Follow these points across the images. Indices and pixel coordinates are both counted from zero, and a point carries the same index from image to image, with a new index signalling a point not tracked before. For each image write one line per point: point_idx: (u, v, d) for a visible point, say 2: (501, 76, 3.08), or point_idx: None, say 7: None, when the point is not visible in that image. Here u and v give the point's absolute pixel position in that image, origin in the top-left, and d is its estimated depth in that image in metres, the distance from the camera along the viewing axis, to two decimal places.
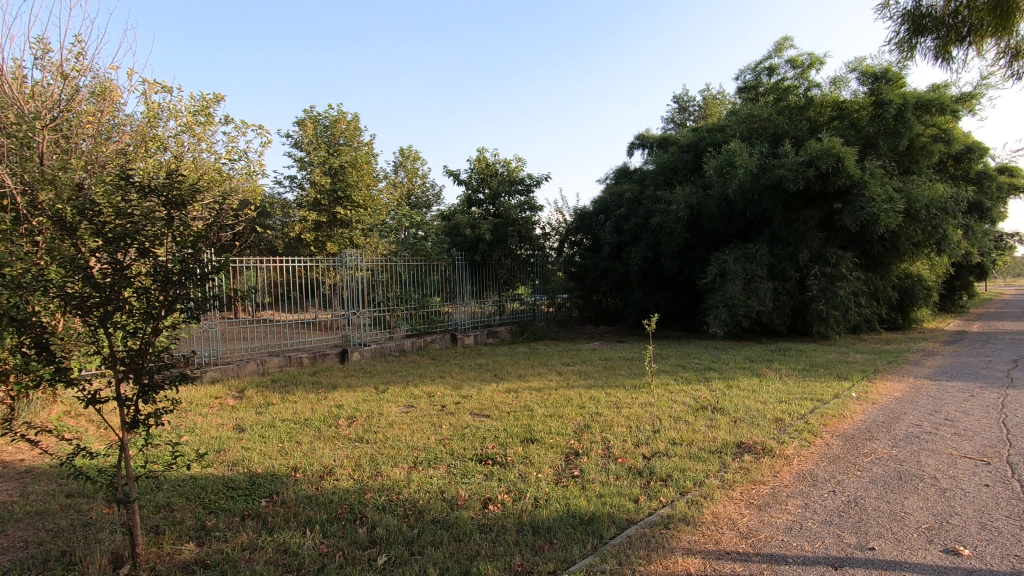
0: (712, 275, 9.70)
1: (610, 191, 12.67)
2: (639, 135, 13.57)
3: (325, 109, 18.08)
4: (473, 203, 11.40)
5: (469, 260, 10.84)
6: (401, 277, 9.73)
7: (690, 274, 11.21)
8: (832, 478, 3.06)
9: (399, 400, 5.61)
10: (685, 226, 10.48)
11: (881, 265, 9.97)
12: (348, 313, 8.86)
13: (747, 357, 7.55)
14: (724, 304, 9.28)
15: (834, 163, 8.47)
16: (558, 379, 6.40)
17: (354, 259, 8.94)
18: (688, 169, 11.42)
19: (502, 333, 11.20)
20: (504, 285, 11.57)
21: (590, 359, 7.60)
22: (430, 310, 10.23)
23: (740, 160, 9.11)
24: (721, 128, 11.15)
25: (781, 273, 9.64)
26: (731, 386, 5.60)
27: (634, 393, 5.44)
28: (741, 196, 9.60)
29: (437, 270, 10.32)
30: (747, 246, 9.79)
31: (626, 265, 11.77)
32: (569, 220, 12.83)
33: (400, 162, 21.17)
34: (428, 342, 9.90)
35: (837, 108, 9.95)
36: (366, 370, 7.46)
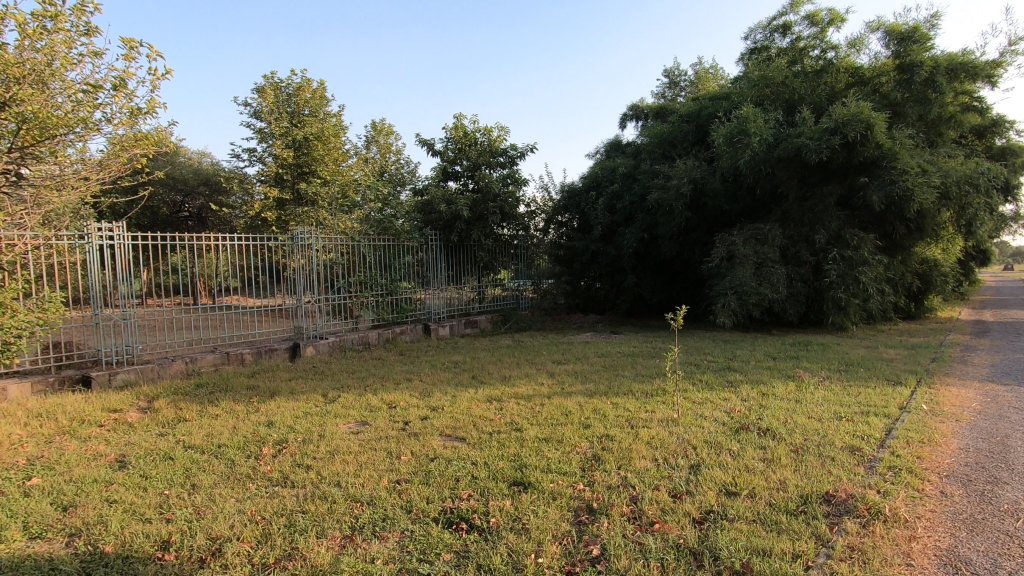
0: (719, 259, 8.65)
1: (601, 166, 11.50)
2: (633, 106, 12.41)
3: (288, 76, 16.55)
4: (449, 176, 10.11)
5: (445, 241, 9.57)
6: (366, 259, 8.43)
7: (690, 257, 10.17)
8: (998, 567, 1.97)
9: (350, 414, 4.39)
10: (688, 204, 9.39)
11: (901, 248, 9.02)
12: (301, 300, 7.53)
13: (767, 354, 6.48)
14: (733, 291, 8.24)
15: (863, 131, 7.39)
16: (552, 383, 5.26)
17: (309, 236, 7.59)
18: (689, 141, 10.30)
19: (481, 323, 9.99)
20: (484, 269, 10.36)
21: (585, 357, 6.48)
22: (399, 298, 8.95)
23: (754, 128, 8.00)
24: (725, 96, 10.03)
25: (794, 257, 8.64)
26: (767, 395, 4.50)
27: (650, 405, 4.31)
28: (752, 170, 8.51)
29: (407, 252, 9.04)
30: (757, 226, 8.75)
31: (619, 247, 10.68)
32: (556, 198, 11.63)
33: (373, 136, 19.69)
34: (399, 334, 8.61)
35: (857, 73, 8.91)
36: (319, 371, 6.20)
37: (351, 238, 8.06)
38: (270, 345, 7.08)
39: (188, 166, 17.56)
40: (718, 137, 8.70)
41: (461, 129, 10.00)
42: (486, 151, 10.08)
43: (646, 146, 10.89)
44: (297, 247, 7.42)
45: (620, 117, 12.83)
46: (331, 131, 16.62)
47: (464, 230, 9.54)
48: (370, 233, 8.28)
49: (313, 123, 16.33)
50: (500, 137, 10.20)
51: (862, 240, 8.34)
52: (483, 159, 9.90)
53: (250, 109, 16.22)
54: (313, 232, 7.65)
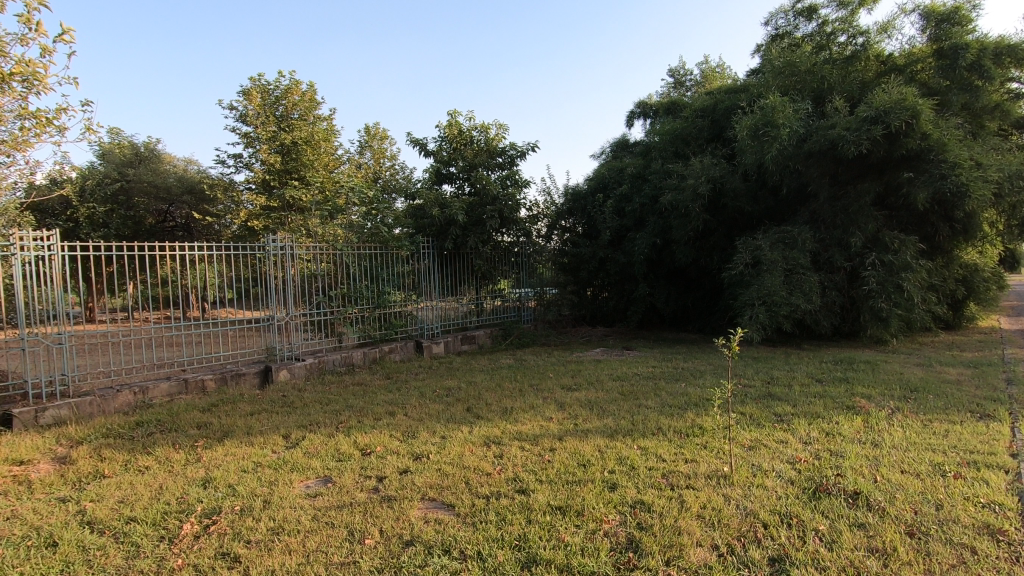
0: (743, 265, 7.79)
1: (608, 166, 10.69)
2: (640, 103, 11.60)
3: (276, 78, 15.77)
4: (443, 178, 9.27)
5: (439, 248, 8.70)
6: (351, 270, 7.56)
7: (707, 264, 9.32)
8: None
9: (311, 466, 3.50)
10: (705, 205, 8.57)
11: (943, 252, 8.16)
12: (274, 316, 6.65)
13: (810, 376, 5.60)
14: (761, 301, 7.35)
15: (908, 120, 6.54)
16: (563, 418, 4.36)
17: (283, 245, 6.74)
18: (704, 139, 9.48)
19: (480, 339, 9.10)
20: (482, 279, 9.49)
21: (599, 382, 5.59)
22: (387, 312, 8.06)
23: (783, 119, 7.14)
24: (743, 88, 9.22)
25: (827, 263, 7.78)
26: (834, 435, 3.62)
27: (689, 453, 3.43)
28: (778, 166, 7.66)
29: (397, 261, 8.17)
30: (784, 229, 7.90)
31: (629, 253, 9.84)
32: (559, 201, 10.79)
33: (366, 141, 18.83)
34: (388, 353, 7.72)
35: (890, 60, 8.08)
36: (290, 401, 5.31)
37: (333, 246, 7.20)
38: (237, 370, 6.19)
39: (171, 173, 16.72)
40: (739, 131, 7.87)
41: (456, 126, 9.15)
42: (484, 150, 9.24)
43: (655, 144, 10.09)
44: (271, 257, 6.57)
45: (627, 115, 12.03)
46: (321, 136, 15.82)
47: (460, 236, 8.69)
48: (354, 241, 7.42)
49: (302, 128, 15.53)
50: (499, 135, 9.37)
51: (903, 242, 7.48)
52: (480, 159, 9.07)
53: (235, 113, 15.40)
54: (288, 240, 6.80)
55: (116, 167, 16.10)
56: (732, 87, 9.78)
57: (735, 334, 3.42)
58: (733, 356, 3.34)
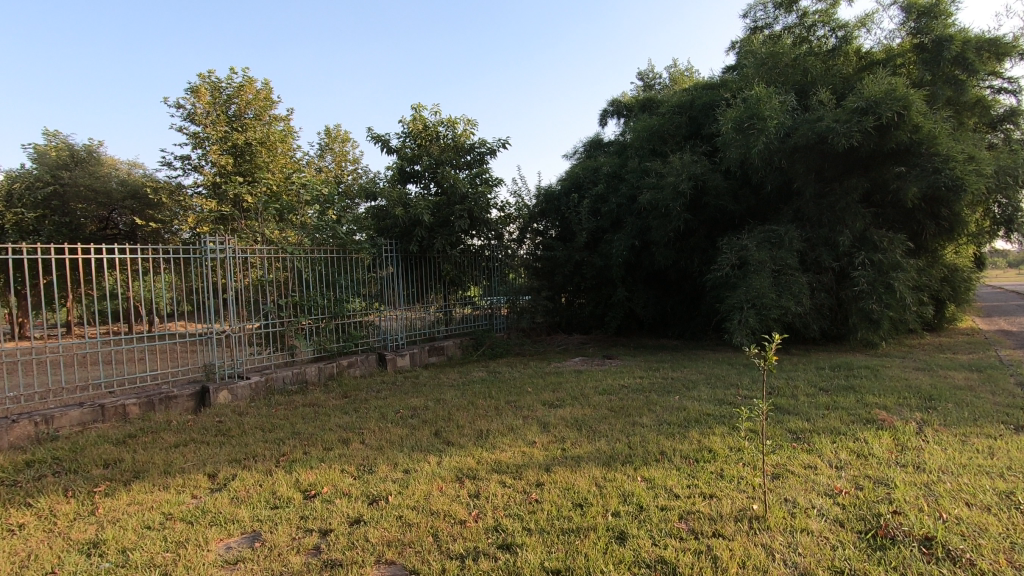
0: (730, 266, 7.34)
1: (582, 166, 10.20)
2: (614, 101, 11.19)
3: (228, 75, 14.78)
4: (408, 176, 8.58)
5: (403, 252, 7.98)
6: (304, 277, 6.76)
7: (688, 266, 8.90)
8: None
9: (237, 517, 2.77)
10: (687, 204, 8.15)
11: (927, 252, 7.92)
12: (213, 329, 5.80)
13: (812, 384, 5.14)
14: (750, 305, 6.90)
15: (899, 110, 6.22)
16: (548, 442, 3.74)
17: (222, 246, 5.91)
18: (683, 136, 9.09)
19: (449, 350, 8.39)
20: (451, 285, 8.80)
21: (585, 396, 4.99)
22: (345, 322, 7.26)
23: (769, 111, 6.75)
24: (722, 83, 8.86)
25: (815, 263, 7.42)
26: (868, 458, 3.10)
27: (705, 484, 2.84)
28: (763, 162, 7.26)
29: (356, 266, 7.41)
30: (770, 228, 7.50)
31: (607, 256, 9.34)
32: (532, 203, 10.22)
33: (327, 143, 17.88)
34: (347, 369, 6.93)
35: (872, 55, 7.83)
36: (225, 428, 4.51)
37: (284, 249, 6.40)
38: (167, 392, 5.30)
39: (111, 176, 15.46)
40: (722, 125, 7.48)
41: (420, 120, 8.50)
42: (450, 146, 8.60)
43: (631, 142, 9.67)
44: (208, 261, 5.74)
45: (599, 114, 11.60)
46: (276, 137, 14.90)
47: (426, 238, 7.99)
48: (307, 242, 6.64)
49: (256, 129, 14.60)
50: (467, 130, 8.75)
51: (891, 241, 7.18)
52: (447, 155, 8.42)
53: (183, 111, 14.33)
54: (229, 242, 5.99)
55: (48, 169, 14.80)
56: (709, 84, 9.45)
57: (772, 341, 2.88)
58: (768, 367, 2.81)
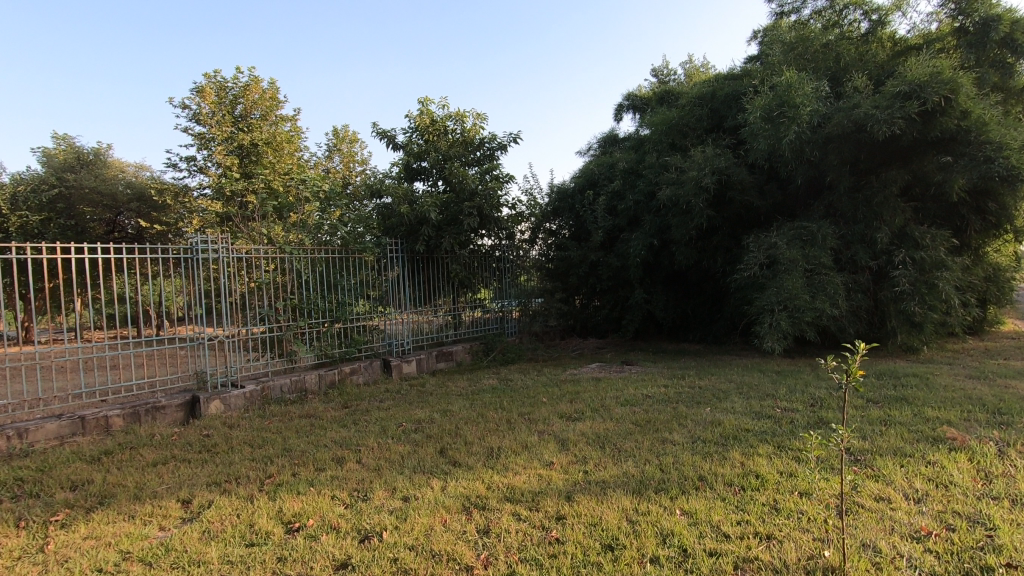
0: (758, 265, 6.85)
1: (596, 162, 9.75)
2: (629, 95, 10.74)
3: (234, 75, 14.53)
4: (415, 172, 8.19)
5: (410, 252, 7.58)
6: (303, 278, 6.37)
7: (710, 267, 8.41)
8: None
9: (207, 558, 2.36)
10: (710, 200, 7.68)
11: (970, 250, 7.38)
12: (204, 334, 5.43)
13: (859, 395, 4.65)
14: (781, 307, 6.40)
15: (946, 95, 5.71)
16: (568, 464, 3.29)
17: (214, 245, 5.56)
18: (704, 129, 8.62)
19: (458, 355, 7.96)
20: (460, 287, 8.38)
21: (606, 408, 4.54)
22: (347, 327, 6.85)
23: (802, 98, 6.26)
24: (746, 72, 8.38)
25: (850, 262, 6.90)
26: (950, 488, 2.63)
27: (759, 522, 2.39)
28: (794, 154, 6.77)
29: (359, 267, 7.02)
30: (801, 225, 7.00)
31: (624, 256, 8.89)
32: (544, 201, 9.79)
33: (334, 144, 17.54)
34: (349, 376, 6.52)
35: (908, 39, 7.32)
36: (211, 443, 4.11)
37: (281, 248, 6.03)
38: (154, 402, 4.92)
39: (117, 178, 15.25)
40: (749, 115, 7.00)
41: (427, 114, 8.10)
42: (459, 140, 8.17)
43: (649, 136, 9.23)
44: (198, 261, 5.38)
45: (614, 109, 11.15)
46: (283, 138, 14.61)
47: (434, 237, 7.57)
48: (306, 241, 6.26)
49: (262, 129, 14.33)
50: (477, 123, 8.32)
51: (933, 238, 6.66)
52: (455, 150, 8.00)
53: (188, 112, 14.09)
54: (222, 241, 5.64)
55: (54, 172, 14.64)
56: (731, 74, 8.98)
57: (851, 352, 2.43)
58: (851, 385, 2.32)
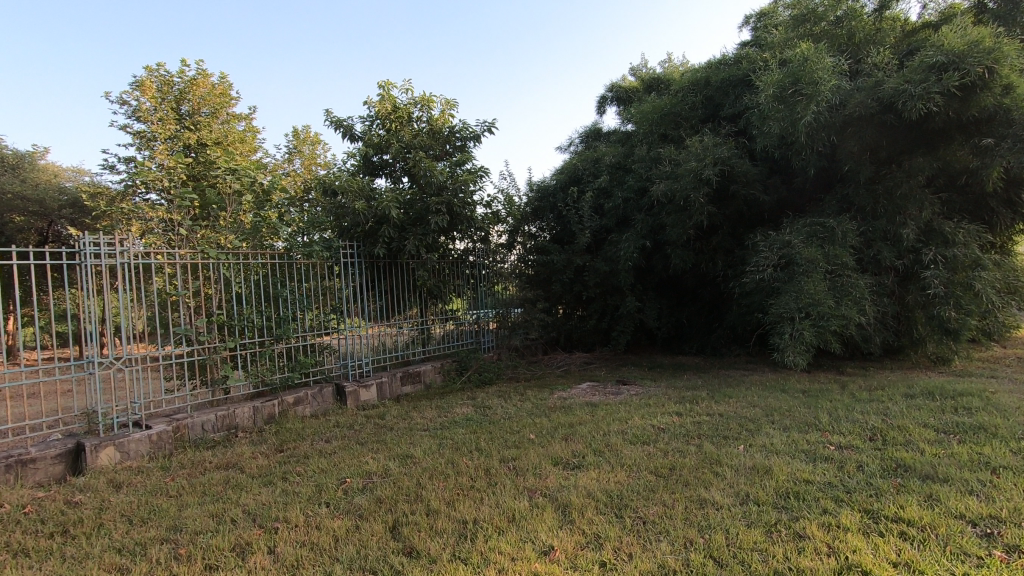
0: (770, 268, 5.99)
1: (580, 157, 8.85)
2: (613, 87, 9.92)
3: (179, 68, 13.27)
4: (376, 166, 7.15)
5: (369, 256, 6.49)
6: (232, 288, 5.23)
7: (710, 271, 7.53)
8: None
9: None
10: (710, 194, 6.81)
11: (997, 247, 6.66)
12: (96, 362, 4.22)
13: (925, 422, 3.74)
14: (804, 315, 5.50)
15: (989, 65, 4.93)
16: (577, 550, 2.27)
17: (110, 248, 4.40)
18: (699, 118, 7.81)
19: (427, 377, 6.88)
20: (429, 297, 7.31)
21: (614, 450, 3.53)
22: (291, 347, 5.70)
23: (822, 72, 5.43)
24: (744, 55, 7.60)
25: (872, 262, 6.09)
26: None
27: None
28: (808, 140, 5.94)
29: (306, 275, 5.90)
30: (816, 221, 6.17)
31: (613, 260, 7.97)
32: (523, 200, 8.82)
33: (295, 145, 16.26)
34: (292, 408, 5.37)
35: (926, 14, 6.60)
36: (73, 520, 2.95)
37: (202, 251, 4.91)
38: (20, 454, 3.71)
39: (48, 183, 13.68)
40: (757, 96, 6.16)
41: (389, 99, 7.08)
42: (425, 129, 7.13)
43: (637, 127, 8.38)
44: (87, 268, 4.20)
45: (596, 101, 10.30)
46: (235, 137, 13.33)
47: (396, 239, 6.50)
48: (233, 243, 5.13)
49: (212, 127, 13.07)
50: (446, 111, 7.30)
51: (965, 233, 5.89)
52: (420, 139, 6.95)
53: (127, 108, 12.72)
54: (123, 243, 4.48)
55: None
56: (725, 59, 8.20)
57: None
58: None
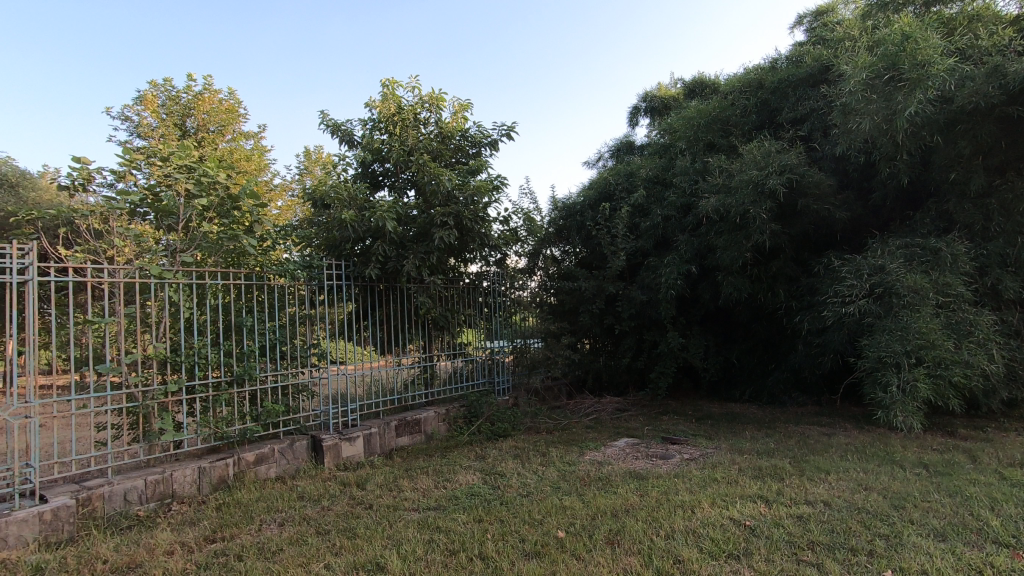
0: (859, 299, 4.76)
1: (611, 172, 7.78)
2: (648, 96, 8.91)
3: (186, 84, 12.70)
4: (377, 175, 6.19)
5: (362, 279, 5.42)
6: (179, 316, 4.16)
7: (769, 303, 6.29)
8: None
9: None
10: (774, 210, 5.65)
11: None
12: None
13: None
14: (914, 361, 4.23)
15: None
16: None
17: (12, 263, 3.41)
18: (752, 125, 6.70)
19: (429, 426, 5.70)
20: (435, 328, 6.18)
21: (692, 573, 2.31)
22: (257, 391, 4.55)
23: (931, 53, 4.28)
24: (808, 50, 6.51)
25: (989, 294, 4.81)
26: None
27: None
28: (906, 140, 4.76)
29: (279, 301, 4.80)
30: (914, 243, 4.94)
31: (652, 288, 6.79)
32: (546, 219, 7.74)
33: (306, 166, 15.55)
34: (251, 470, 4.22)
35: None
36: None
37: (139, 268, 3.90)
38: None
39: (48, 203, 13.07)
40: (836, 89, 5.04)
41: (393, 98, 6.11)
42: (434, 132, 6.12)
43: (678, 137, 7.30)
44: None
45: (628, 113, 9.28)
46: (240, 154, 12.57)
47: (392, 257, 5.36)
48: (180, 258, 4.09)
49: (217, 143, 12.33)
50: (459, 112, 6.31)
51: None
52: (427, 142, 5.93)
53: (129, 124, 12.08)
54: (30, 257, 3.48)
55: None
56: (781, 59, 7.12)
57: None
58: None
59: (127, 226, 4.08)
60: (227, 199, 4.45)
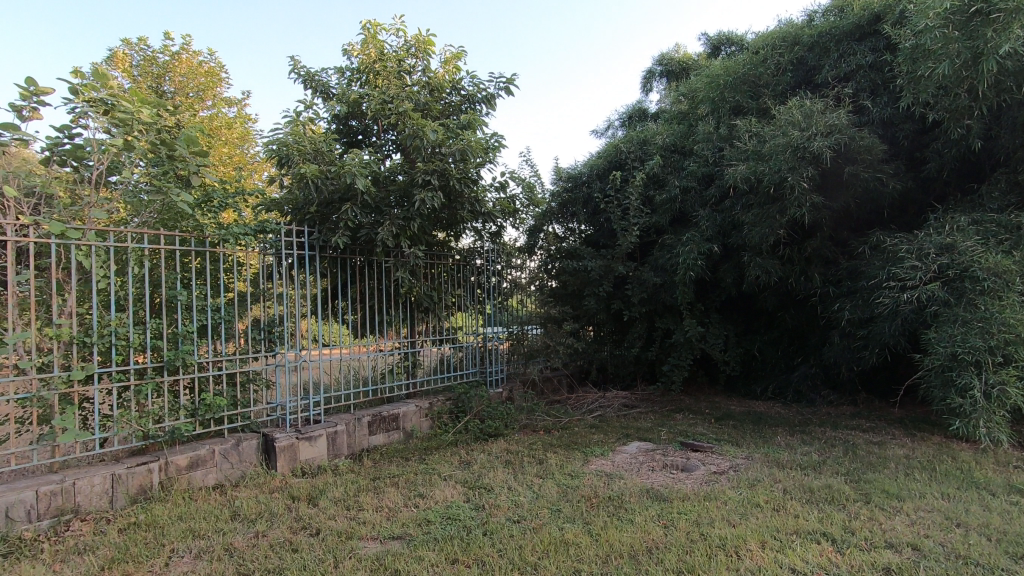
0: (924, 284, 3.96)
1: (623, 139, 6.93)
2: (664, 58, 8.03)
3: (162, 43, 11.77)
4: (355, 131, 5.34)
5: (331, 250, 4.61)
6: (92, 287, 3.35)
7: (802, 288, 5.50)
8: None
9: None
10: (816, 178, 4.83)
11: None
12: None
13: None
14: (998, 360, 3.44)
15: None
16: None
17: None
18: (787, 85, 5.85)
19: (408, 422, 4.92)
20: (418, 311, 5.39)
21: None
22: (195, 380, 3.75)
23: None
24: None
25: None
26: None
27: None
28: (987, 92, 3.93)
29: (226, 272, 3.99)
30: (989, 218, 4.13)
31: (667, 269, 5.98)
32: (548, 190, 6.91)
33: None
34: (181, 477, 3.44)
35: None
36: None
37: (33, 224, 3.09)
38: None
39: None
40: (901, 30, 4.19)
41: (374, 43, 5.24)
42: (421, 83, 5.26)
43: (700, 99, 6.44)
44: None
45: (641, 78, 8.41)
46: (220, 120, 11.65)
47: (367, 225, 4.54)
48: (92, 215, 3.28)
49: (195, 108, 11.41)
50: (451, 62, 5.46)
51: None
52: (412, 93, 5.08)
53: None
54: None
55: None
56: (820, 11, 6.24)
57: None
58: None
59: (24, 172, 3.24)
60: (159, 145, 3.64)
